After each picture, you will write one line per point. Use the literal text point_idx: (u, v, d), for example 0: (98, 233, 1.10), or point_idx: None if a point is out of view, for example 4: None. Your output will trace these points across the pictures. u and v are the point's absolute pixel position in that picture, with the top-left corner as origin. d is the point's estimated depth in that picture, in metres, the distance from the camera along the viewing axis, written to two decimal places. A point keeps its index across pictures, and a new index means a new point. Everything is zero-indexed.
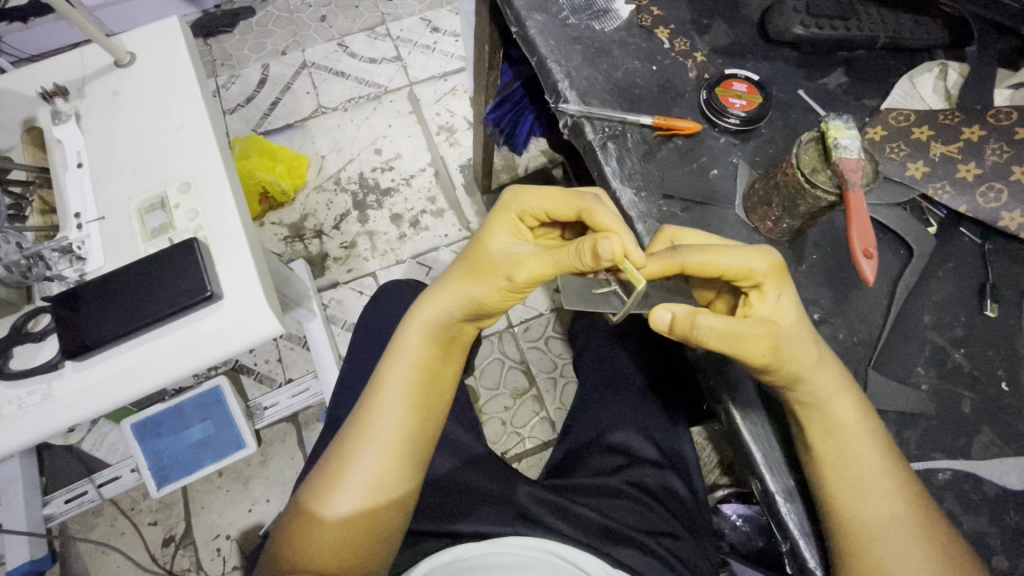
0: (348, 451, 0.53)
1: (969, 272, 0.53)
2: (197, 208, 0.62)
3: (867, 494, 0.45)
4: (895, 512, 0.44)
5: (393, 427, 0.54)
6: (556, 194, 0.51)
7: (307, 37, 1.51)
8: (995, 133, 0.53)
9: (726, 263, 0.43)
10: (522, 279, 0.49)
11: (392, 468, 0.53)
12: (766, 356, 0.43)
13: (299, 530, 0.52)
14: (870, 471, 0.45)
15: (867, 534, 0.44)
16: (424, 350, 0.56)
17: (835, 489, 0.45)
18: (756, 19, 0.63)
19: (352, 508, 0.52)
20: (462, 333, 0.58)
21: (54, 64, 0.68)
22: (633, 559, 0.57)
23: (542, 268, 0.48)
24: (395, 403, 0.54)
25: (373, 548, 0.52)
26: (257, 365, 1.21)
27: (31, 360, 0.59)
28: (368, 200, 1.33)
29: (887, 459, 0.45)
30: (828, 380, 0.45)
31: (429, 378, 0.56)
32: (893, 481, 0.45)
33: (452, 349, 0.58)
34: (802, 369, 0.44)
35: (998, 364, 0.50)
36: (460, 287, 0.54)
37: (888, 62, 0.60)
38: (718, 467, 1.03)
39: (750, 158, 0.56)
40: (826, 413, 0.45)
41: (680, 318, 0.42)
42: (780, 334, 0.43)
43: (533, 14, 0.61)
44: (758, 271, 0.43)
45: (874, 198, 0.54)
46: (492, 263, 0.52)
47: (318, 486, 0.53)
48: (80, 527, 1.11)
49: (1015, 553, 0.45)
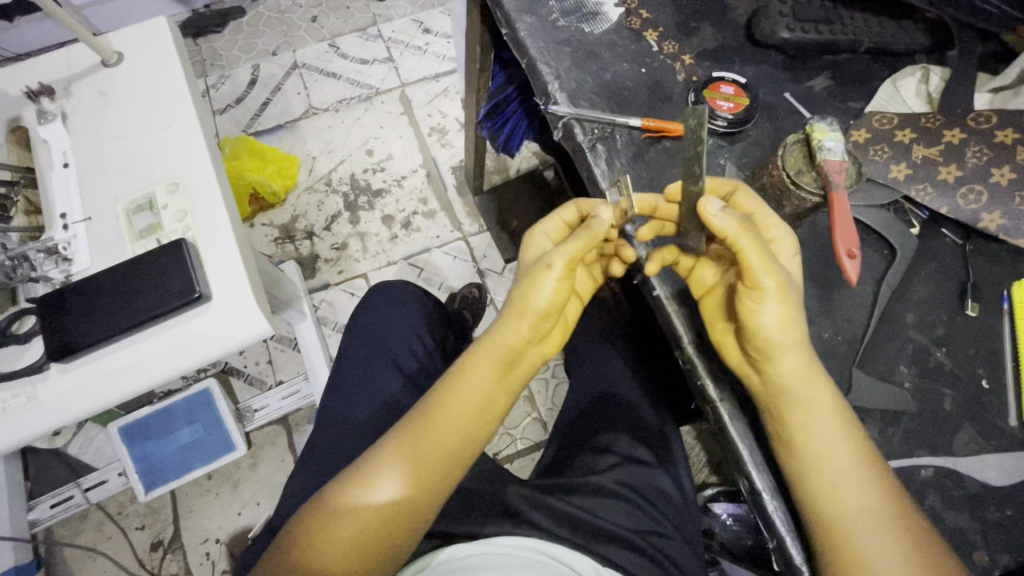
0: (382, 457, 0.53)
1: (950, 273, 0.54)
2: (185, 209, 0.62)
3: (841, 489, 0.45)
4: (872, 506, 0.45)
5: (449, 445, 0.53)
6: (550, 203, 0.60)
7: (299, 37, 1.51)
8: (974, 136, 0.55)
9: (755, 211, 0.49)
10: (560, 264, 0.50)
11: (421, 478, 0.52)
12: (765, 280, 0.44)
13: (314, 524, 0.51)
14: (844, 466, 0.45)
15: (845, 527, 0.44)
16: (484, 380, 0.54)
17: (814, 484, 0.46)
18: (743, 23, 0.63)
19: (380, 505, 0.51)
20: (523, 358, 0.56)
21: (40, 63, 0.68)
22: (621, 558, 0.58)
23: (573, 248, 0.50)
24: (450, 427, 0.53)
25: (383, 556, 0.51)
26: (248, 367, 1.20)
27: (16, 361, 0.58)
28: (359, 202, 1.33)
29: (861, 454, 0.46)
30: (798, 366, 0.46)
31: (485, 412, 0.55)
32: (867, 472, 0.45)
33: (511, 379, 0.56)
34: (772, 346, 0.45)
35: (979, 362, 0.51)
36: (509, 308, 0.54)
37: (873, 65, 0.61)
38: (706, 466, 1.04)
39: (738, 160, 0.57)
40: (795, 410, 0.46)
41: (724, 212, 0.44)
42: (784, 277, 0.45)
43: (523, 16, 0.62)
44: (779, 230, 0.48)
45: (858, 199, 0.55)
46: (528, 272, 0.53)
47: (347, 481, 0.52)
48: (65, 532, 1.09)
49: (996, 549, 0.46)
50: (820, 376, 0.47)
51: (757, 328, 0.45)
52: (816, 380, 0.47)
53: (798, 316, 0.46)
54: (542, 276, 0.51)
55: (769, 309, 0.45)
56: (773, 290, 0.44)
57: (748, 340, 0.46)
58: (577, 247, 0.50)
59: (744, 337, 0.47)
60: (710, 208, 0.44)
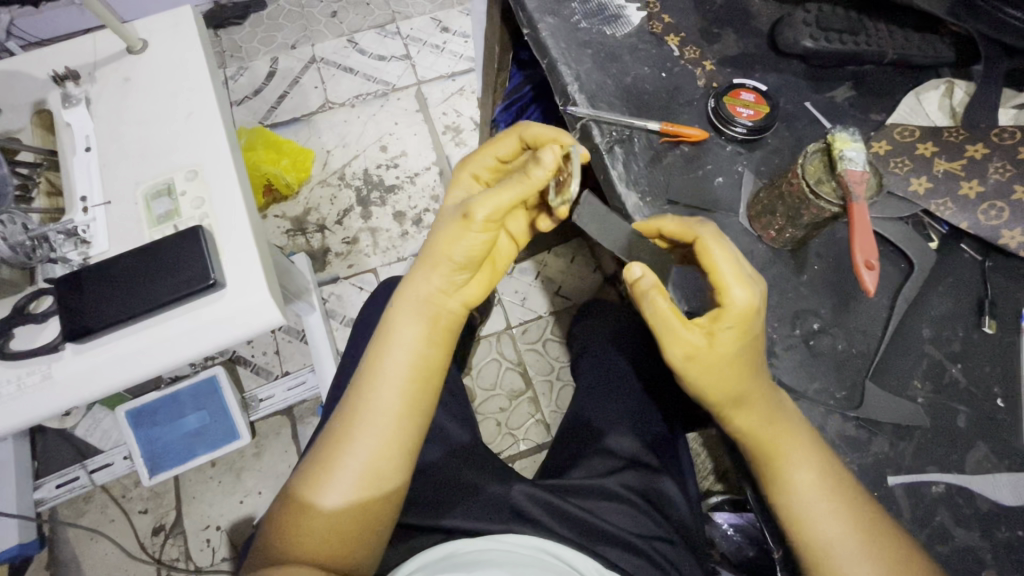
0: (341, 441, 0.53)
1: (968, 289, 0.53)
2: (203, 196, 0.63)
3: (817, 515, 0.45)
4: (847, 533, 0.44)
5: (393, 414, 0.53)
6: (493, 141, 0.59)
7: (318, 32, 1.52)
8: (997, 152, 0.54)
9: (717, 260, 0.45)
10: (485, 212, 0.51)
11: (381, 457, 0.52)
12: (671, 354, 0.46)
13: (289, 518, 0.51)
14: (817, 490, 0.45)
15: (824, 556, 0.45)
16: (416, 334, 0.56)
17: (791, 511, 0.46)
18: (766, 31, 0.63)
19: (345, 500, 0.51)
20: (445, 305, 0.58)
21: (67, 48, 0.69)
22: (624, 560, 0.58)
23: (503, 198, 0.51)
24: (391, 395, 0.53)
25: (365, 539, 0.52)
26: (255, 357, 1.21)
27: (32, 341, 0.59)
28: (371, 197, 1.33)
29: (834, 480, 0.45)
30: (755, 417, 0.46)
31: (425, 371, 0.55)
32: (844, 504, 0.45)
33: (441, 329, 0.57)
34: (741, 385, 0.46)
35: (995, 380, 0.50)
36: (432, 254, 0.56)
37: (896, 78, 0.61)
38: (712, 474, 1.04)
39: (756, 167, 0.57)
40: (776, 442, 0.46)
41: (638, 281, 0.48)
42: (697, 347, 0.45)
43: (546, 17, 0.62)
44: (734, 292, 0.43)
45: (877, 211, 0.54)
46: (452, 216, 0.55)
47: (308, 475, 0.52)
48: (69, 513, 1.10)
49: (1005, 569, 0.45)
50: (784, 420, 0.47)
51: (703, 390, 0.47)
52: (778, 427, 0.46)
53: (743, 374, 0.45)
54: (468, 225, 0.52)
55: (694, 377, 0.47)
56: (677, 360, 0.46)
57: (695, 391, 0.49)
58: (509, 196, 0.51)
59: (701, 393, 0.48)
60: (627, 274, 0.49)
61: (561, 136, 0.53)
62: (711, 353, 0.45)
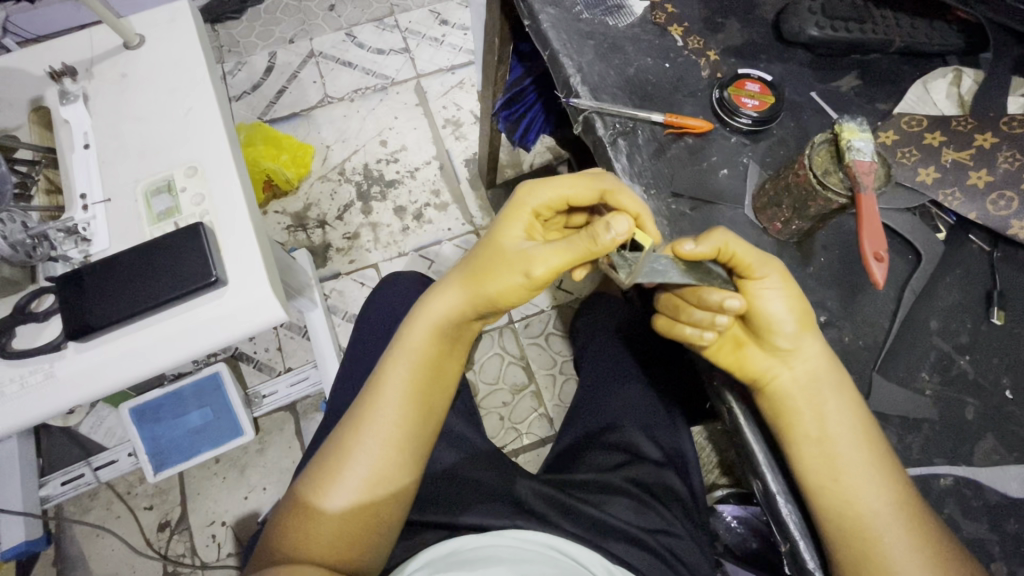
0: (347, 442, 0.52)
1: (976, 280, 0.53)
2: (203, 192, 0.62)
3: (860, 491, 0.45)
4: (893, 511, 0.45)
5: (401, 416, 0.53)
6: (573, 180, 0.52)
7: (316, 26, 1.50)
8: (1007, 141, 0.53)
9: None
10: (542, 273, 0.49)
11: (390, 456, 0.52)
12: (767, 269, 0.46)
13: (297, 522, 0.51)
14: (864, 468, 0.46)
15: (864, 540, 0.45)
16: (427, 341, 0.55)
17: (829, 500, 0.46)
18: (770, 20, 0.62)
19: (351, 501, 0.51)
20: (468, 328, 0.57)
21: (64, 44, 0.68)
22: (632, 557, 0.57)
23: (564, 259, 0.48)
24: (397, 395, 0.54)
25: (371, 539, 0.52)
26: (257, 353, 1.21)
27: (34, 340, 0.59)
28: (372, 192, 1.33)
29: (876, 453, 0.46)
30: (819, 360, 0.47)
31: (430, 376, 0.55)
32: (887, 481, 0.45)
33: (455, 344, 0.57)
34: (794, 337, 0.47)
35: (1003, 371, 0.50)
36: (475, 287, 0.53)
37: (902, 66, 0.60)
38: (716, 467, 1.04)
39: (761, 159, 0.56)
40: (824, 405, 0.47)
41: (700, 242, 0.46)
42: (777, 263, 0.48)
43: (546, 8, 0.61)
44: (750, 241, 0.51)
45: (884, 202, 0.53)
46: (506, 260, 0.51)
47: (314, 475, 0.52)
48: (75, 510, 1.11)
49: (1014, 561, 0.45)
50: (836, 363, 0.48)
51: (772, 315, 0.46)
52: (833, 370, 0.48)
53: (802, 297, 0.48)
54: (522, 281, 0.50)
55: (778, 297, 0.46)
56: (775, 276, 0.46)
57: (763, 331, 0.47)
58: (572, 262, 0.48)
59: (764, 331, 0.47)
60: (686, 247, 0.46)
61: (641, 214, 0.49)
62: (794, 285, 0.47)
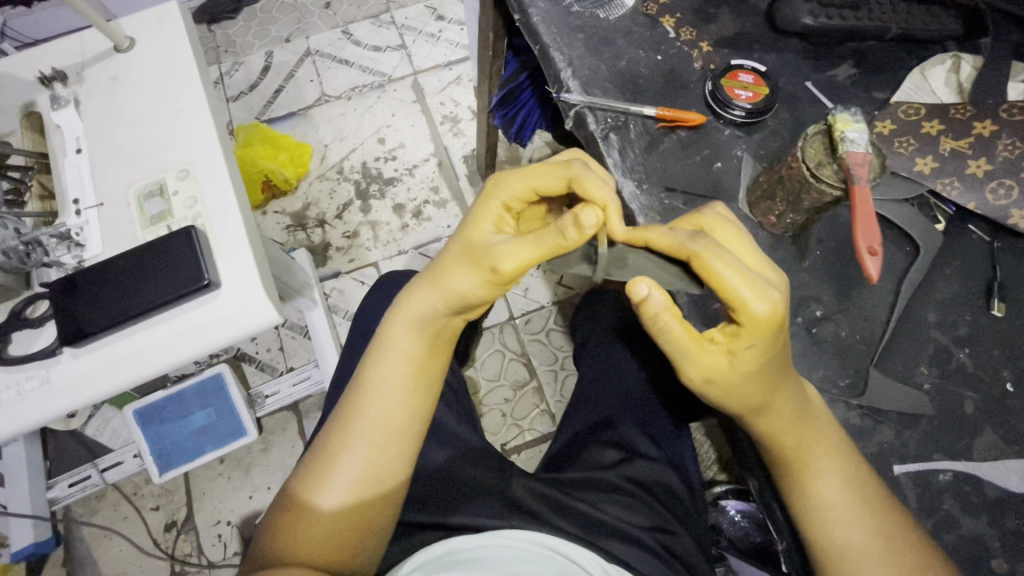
0: (335, 443, 0.53)
1: (976, 272, 0.52)
2: (195, 196, 0.62)
3: (828, 511, 0.45)
4: (862, 537, 0.44)
5: (387, 418, 0.53)
6: (542, 169, 0.51)
7: (312, 24, 1.50)
8: (1007, 128, 0.52)
9: (735, 241, 0.45)
10: (511, 268, 0.48)
11: (375, 463, 0.52)
12: (690, 374, 0.45)
13: (287, 523, 0.51)
14: (829, 493, 0.45)
15: (843, 559, 0.45)
16: (413, 341, 0.55)
17: (808, 519, 0.46)
18: (764, 9, 0.61)
19: (342, 500, 0.51)
20: (449, 326, 0.57)
21: (54, 48, 0.68)
22: (631, 556, 0.57)
23: (529, 254, 0.48)
24: (385, 399, 0.53)
25: (361, 543, 0.51)
26: (260, 353, 1.21)
27: (30, 345, 0.59)
28: (370, 190, 1.32)
29: (851, 480, 0.45)
30: (785, 419, 0.45)
31: (421, 376, 0.55)
32: (863, 507, 0.44)
33: (439, 342, 0.57)
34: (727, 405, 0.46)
35: (1004, 364, 0.49)
36: (450, 280, 0.53)
37: (899, 53, 0.59)
38: (716, 463, 1.04)
39: (755, 151, 0.55)
40: (800, 442, 0.45)
41: (642, 301, 0.43)
42: (714, 367, 0.44)
43: (536, 1, 0.60)
44: (756, 307, 0.40)
45: (879, 193, 0.53)
46: (476, 253, 0.51)
47: (306, 475, 0.52)
48: (83, 511, 1.12)
49: (1014, 557, 0.44)
50: (811, 418, 0.45)
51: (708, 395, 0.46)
52: (803, 425, 0.45)
53: (743, 393, 0.44)
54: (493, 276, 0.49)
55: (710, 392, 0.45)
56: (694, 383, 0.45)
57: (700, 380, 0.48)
58: (539, 255, 0.47)
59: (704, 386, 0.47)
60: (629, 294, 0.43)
61: (608, 205, 0.47)
62: (730, 376, 0.44)
